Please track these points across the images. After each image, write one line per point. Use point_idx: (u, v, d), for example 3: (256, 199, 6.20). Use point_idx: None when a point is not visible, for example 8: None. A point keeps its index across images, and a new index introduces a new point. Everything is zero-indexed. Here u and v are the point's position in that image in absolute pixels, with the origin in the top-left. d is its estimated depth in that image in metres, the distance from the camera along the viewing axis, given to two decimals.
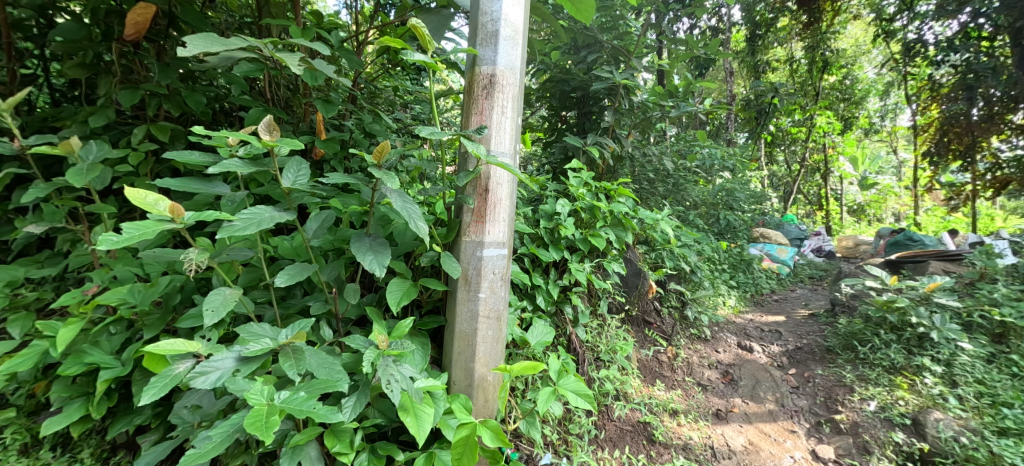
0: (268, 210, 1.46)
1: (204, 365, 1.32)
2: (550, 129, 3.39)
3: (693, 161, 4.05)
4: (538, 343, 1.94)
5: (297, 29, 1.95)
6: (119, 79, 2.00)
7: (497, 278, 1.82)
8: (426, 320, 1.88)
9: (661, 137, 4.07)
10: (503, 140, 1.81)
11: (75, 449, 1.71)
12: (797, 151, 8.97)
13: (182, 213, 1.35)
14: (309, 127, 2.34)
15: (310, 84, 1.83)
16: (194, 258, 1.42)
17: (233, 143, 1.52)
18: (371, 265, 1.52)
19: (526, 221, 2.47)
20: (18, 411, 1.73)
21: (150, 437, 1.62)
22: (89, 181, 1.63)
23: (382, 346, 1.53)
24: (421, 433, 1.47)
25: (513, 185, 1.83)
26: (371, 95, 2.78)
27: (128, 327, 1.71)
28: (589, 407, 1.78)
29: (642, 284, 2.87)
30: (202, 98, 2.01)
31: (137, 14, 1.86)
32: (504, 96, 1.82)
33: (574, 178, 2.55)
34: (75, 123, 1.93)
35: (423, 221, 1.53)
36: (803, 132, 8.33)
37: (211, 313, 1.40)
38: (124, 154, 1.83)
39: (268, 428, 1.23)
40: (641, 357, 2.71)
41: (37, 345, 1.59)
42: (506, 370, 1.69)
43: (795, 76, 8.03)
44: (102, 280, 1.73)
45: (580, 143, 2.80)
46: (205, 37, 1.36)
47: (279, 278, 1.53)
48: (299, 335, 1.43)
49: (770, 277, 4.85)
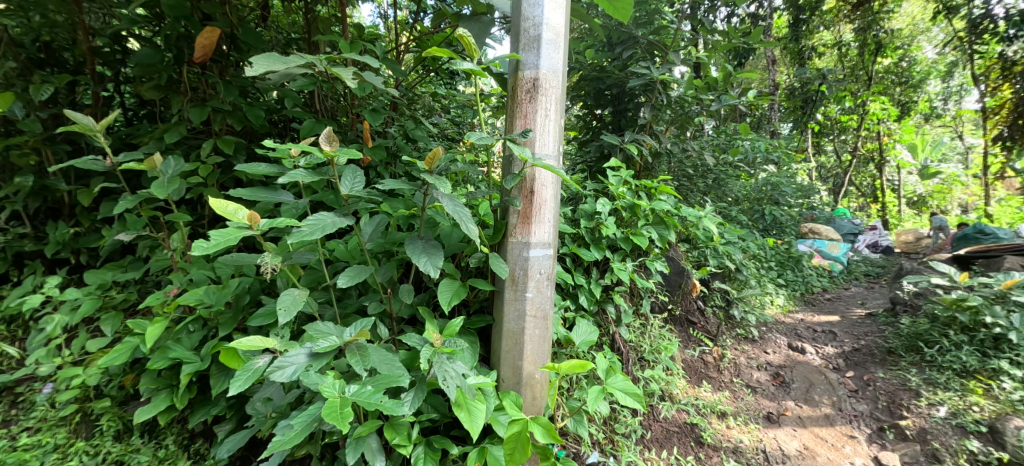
0: (330, 215, 1.60)
1: (282, 359, 1.46)
2: (585, 128, 3.31)
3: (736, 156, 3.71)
4: (583, 342, 2.01)
5: (345, 44, 2.03)
6: (188, 98, 2.10)
7: (543, 278, 1.94)
8: (474, 319, 1.99)
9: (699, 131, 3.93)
10: (547, 141, 1.92)
11: (161, 436, 1.87)
12: (848, 140, 8.48)
13: (258, 220, 1.49)
14: (356, 135, 2.38)
15: (359, 95, 1.92)
16: (268, 262, 1.57)
17: (295, 155, 1.66)
18: (425, 267, 1.66)
19: (567, 221, 2.48)
20: (112, 400, 1.90)
21: (226, 426, 1.76)
22: (169, 193, 1.79)
23: (436, 344, 1.67)
24: (475, 427, 1.62)
25: (557, 186, 1.96)
26: (411, 102, 2.79)
27: (205, 326, 1.87)
28: (637, 406, 1.83)
29: (685, 283, 2.75)
30: (261, 112, 2.11)
31: (205, 38, 1.96)
32: (547, 99, 1.92)
33: (613, 176, 2.51)
34: (152, 140, 2.07)
35: (473, 223, 1.67)
36: (853, 120, 7.86)
37: (284, 312, 1.52)
38: (196, 167, 1.96)
39: (343, 419, 1.36)
40: (686, 358, 2.66)
41: (129, 342, 1.78)
42: (554, 369, 1.78)
43: (844, 61, 7.54)
44: (181, 282, 1.89)
45: (616, 141, 2.68)
46: (268, 57, 1.48)
47: (341, 279, 1.66)
48: (362, 333, 1.56)
49: (822, 274, 4.63)
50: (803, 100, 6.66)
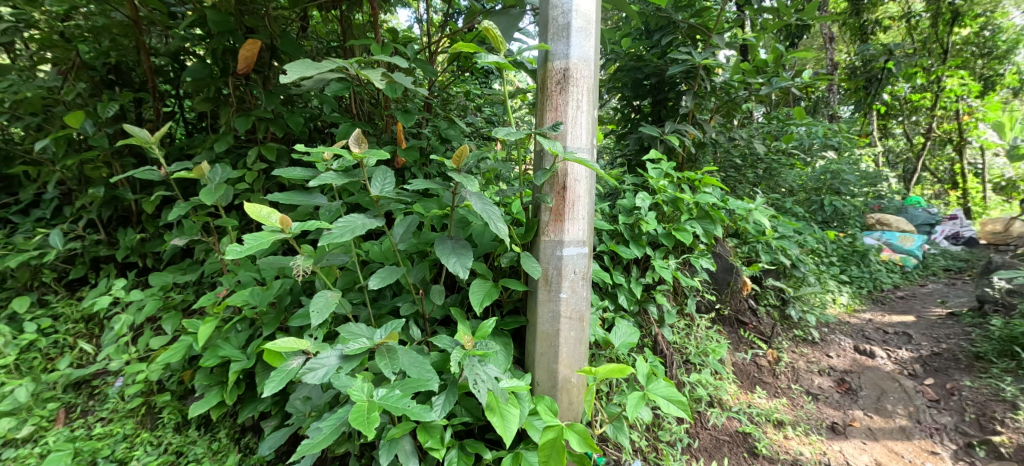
0: (360, 217, 1.63)
1: (314, 361, 1.49)
2: (623, 120, 3.17)
3: (789, 143, 3.24)
4: (623, 344, 1.92)
5: (377, 47, 2.05)
6: (235, 108, 2.21)
7: (578, 278, 1.88)
8: (508, 320, 1.96)
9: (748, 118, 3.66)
10: (579, 134, 1.86)
11: (215, 429, 1.97)
12: (920, 121, 7.70)
13: (290, 223, 1.54)
14: (391, 137, 2.41)
15: (391, 97, 1.94)
16: (301, 264, 1.61)
17: (328, 159, 1.71)
18: (454, 267, 1.64)
19: (605, 217, 2.39)
20: (172, 394, 2.03)
21: (271, 422, 1.83)
22: (217, 199, 1.89)
23: (467, 346, 1.66)
24: (508, 433, 1.59)
25: (590, 181, 1.89)
26: (445, 102, 2.81)
27: (252, 325, 1.95)
28: (682, 414, 1.74)
29: (734, 281, 2.57)
30: (301, 118, 2.19)
31: (246, 50, 2.05)
32: (578, 89, 1.86)
33: (653, 169, 2.39)
34: (204, 150, 2.20)
35: (502, 222, 1.65)
36: (926, 98, 7.11)
37: (316, 314, 1.56)
38: (242, 174, 2.07)
39: (370, 424, 1.37)
40: (736, 361, 2.48)
41: (184, 340, 1.89)
42: (591, 373, 1.72)
43: (915, 34, 6.82)
44: (229, 283, 1.99)
45: (656, 132, 2.54)
46: (301, 63, 1.52)
47: (373, 281, 1.68)
48: (391, 335, 1.57)
49: (892, 270, 4.22)
50: (865, 80, 5.66)
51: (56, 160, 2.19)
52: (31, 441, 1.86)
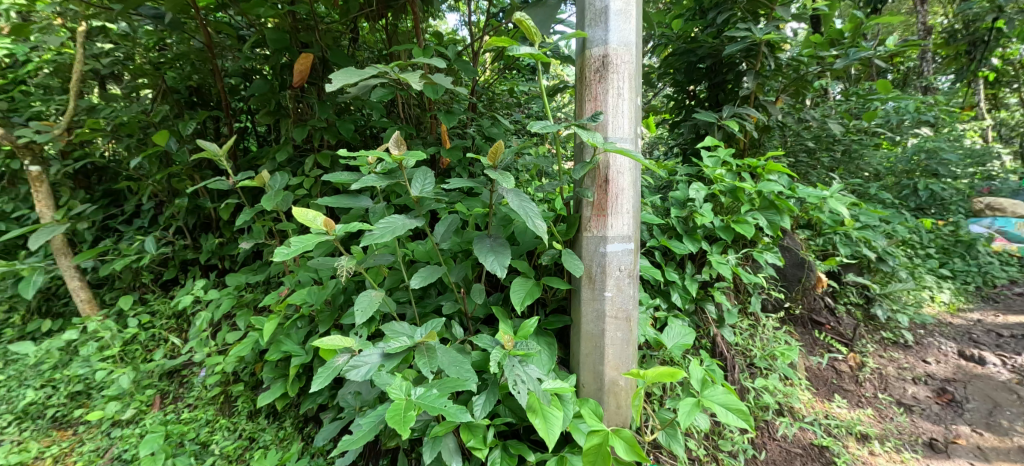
0: (400, 218, 1.66)
1: (357, 359, 1.54)
2: (677, 108, 3.00)
3: (871, 121, 2.85)
4: (676, 346, 1.80)
5: (418, 50, 2.09)
6: (293, 119, 2.36)
7: (623, 275, 1.79)
8: (552, 319, 1.91)
9: (822, 96, 3.30)
10: (621, 123, 1.77)
11: (281, 418, 2.11)
12: None
13: (335, 226, 1.61)
14: (436, 139, 2.46)
15: (432, 97, 1.95)
16: (346, 265, 1.68)
17: (371, 162, 1.76)
18: (492, 266, 1.63)
19: (656, 211, 2.26)
20: (246, 385, 2.21)
21: (328, 414, 1.93)
22: (276, 204, 2.01)
23: (508, 346, 1.63)
24: (550, 436, 1.55)
25: (634, 173, 1.79)
26: (490, 100, 2.85)
27: (310, 322, 2.07)
28: (743, 425, 1.60)
29: (807, 278, 2.32)
30: (351, 125, 2.29)
31: (300, 64, 2.19)
32: (619, 76, 1.77)
33: (709, 157, 2.22)
34: (269, 160, 2.37)
35: (541, 219, 1.59)
36: None
37: (361, 313, 1.61)
38: (300, 180, 2.20)
39: (406, 422, 1.39)
40: (810, 365, 2.25)
41: (252, 336, 2.05)
42: (641, 376, 1.61)
43: None
44: (291, 283, 2.12)
45: (713, 118, 2.38)
46: (346, 71, 1.53)
47: (414, 280, 1.71)
48: (431, 335, 1.59)
49: (1009, 262, 3.63)
50: (969, 43, 4.49)
51: (149, 175, 2.47)
52: (134, 422, 2.11)
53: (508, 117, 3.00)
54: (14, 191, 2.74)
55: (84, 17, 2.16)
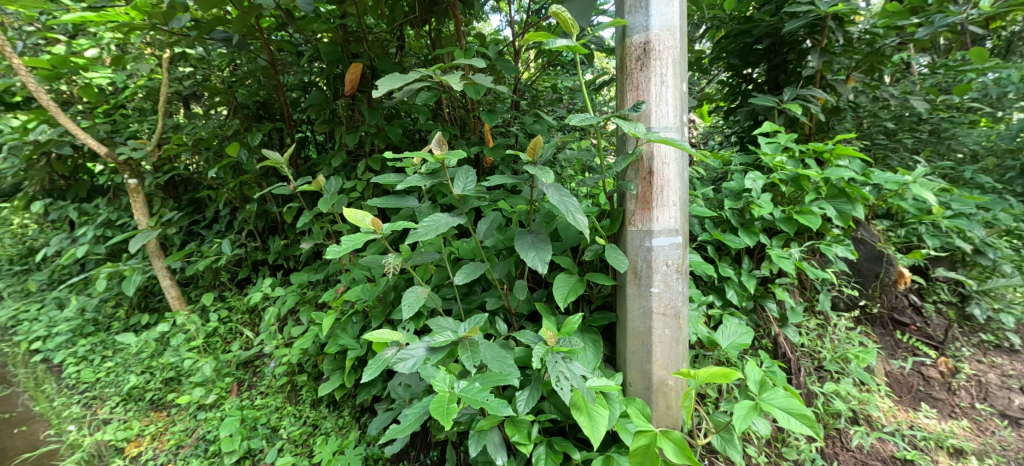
0: (444, 216, 1.68)
1: (404, 352, 1.57)
2: (732, 94, 2.84)
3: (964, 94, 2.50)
4: (731, 346, 1.70)
5: (460, 52, 2.12)
6: (346, 126, 2.50)
7: (671, 271, 1.71)
8: (597, 316, 1.86)
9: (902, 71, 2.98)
10: (665, 112, 1.69)
11: (340, 408, 2.24)
12: None
13: (382, 225, 1.68)
14: (479, 138, 2.49)
15: (475, 98, 1.96)
16: (393, 262, 1.73)
17: (416, 163, 1.80)
18: (533, 262, 1.62)
19: (709, 203, 2.14)
20: (309, 375, 2.36)
21: (382, 405, 2.02)
22: (332, 206, 2.13)
23: (550, 342, 1.60)
24: (595, 434, 1.52)
25: (681, 163, 1.70)
26: (534, 99, 2.88)
27: (365, 318, 2.18)
28: (808, 432, 1.45)
29: (887, 273, 2.09)
30: (399, 130, 2.38)
31: (351, 74, 2.31)
32: (662, 63, 1.70)
33: (767, 144, 2.07)
34: (327, 166, 2.52)
35: (582, 214, 1.54)
36: None
37: (407, 308, 1.65)
38: (353, 184, 2.32)
39: (449, 414, 1.41)
40: (889, 370, 2.03)
41: (313, 330, 2.18)
42: (691, 376, 1.51)
43: None
44: (346, 281, 2.24)
45: (772, 102, 2.23)
46: (391, 77, 1.58)
47: (458, 277, 1.74)
48: (474, 330, 1.60)
49: None
50: None
51: (225, 184, 2.72)
52: (215, 406, 2.33)
53: (553, 114, 2.99)
54: (119, 202, 3.22)
55: (168, 44, 2.42)
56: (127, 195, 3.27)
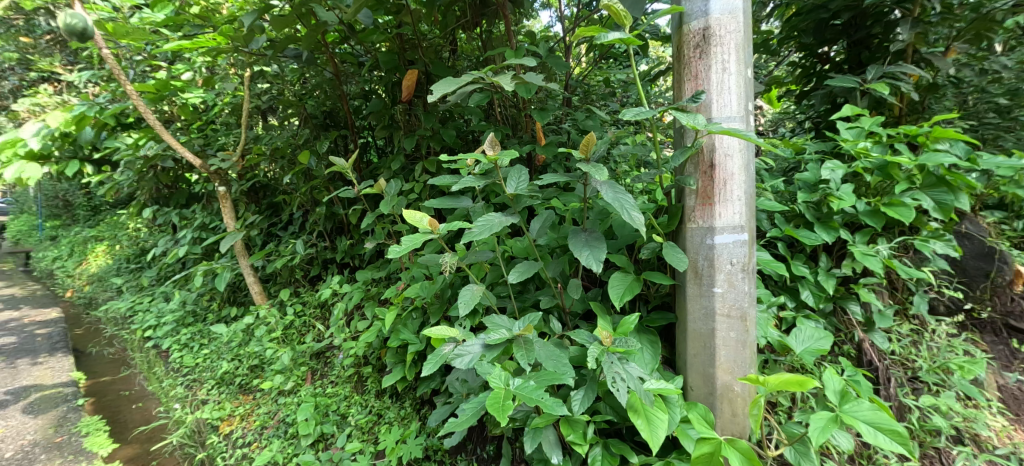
0: (498, 216, 1.66)
1: (461, 348, 1.56)
2: (805, 76, 2.63)
3: None
4: (807, 351, 1.55)
5: (511, 50, 2.13)
6: (403, 131, 2.59)
7: (736, 270, 1.59)
8: (655, 316, 1.79)
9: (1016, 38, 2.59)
10: (727, 101, 1.58)
11: (402, 399, 2.33)
12: None
13: (439, 226, 1.71)
14: (531, 136, 2.49)
15: (526, 97, 1.93)
16: (449, 261, 1.76)
17: (470, 163, 1.81)
18: (587, 261, 1.57)
19: (780, 197, 1.99)
20: (374, 367, 2.49)
21: (441, 398, 2.07)
22: (392, 207, 2.21)
23: (605, 342, 1.54)
24: (654, 439, 1.42)
25: (746, 155, 1.58)
26: (585, 93, 2.84)
27: (424, 314, 2.25)
28: (901, 451, 1.26)
29: (998, 272, 1.84)
30: (453, 132, 2.43)
31: (408, 81, 2.38)
32: (724, 49, 1.58)
33: (848, 129, 1.88)
34: (388, 169, 2.63)
35: (638, 211, 1.46)
36: None
37: (464, 305, 1.67)
38: (411, 186, 2.40)
39: (505, 411, 1.41)
40: (1002, 383, 1.77)
41: (376, 324, 2.29)
42: (760, 383, 1.38)
43: None
44: (406, 278, 2.33)
45: (854, 83, 2.03)
46: (444, 81, 1.61)
47: (512, 275, 1.73)
48: (528, 328, 1.59)
49: None
50: None
51: (299, 188, 2.93)
52: (292, 392, 2.52)
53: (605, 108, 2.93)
54: (211, 207, 3.58)
55: (248, 63, 2.64)
56: (218, 201, 3.63)
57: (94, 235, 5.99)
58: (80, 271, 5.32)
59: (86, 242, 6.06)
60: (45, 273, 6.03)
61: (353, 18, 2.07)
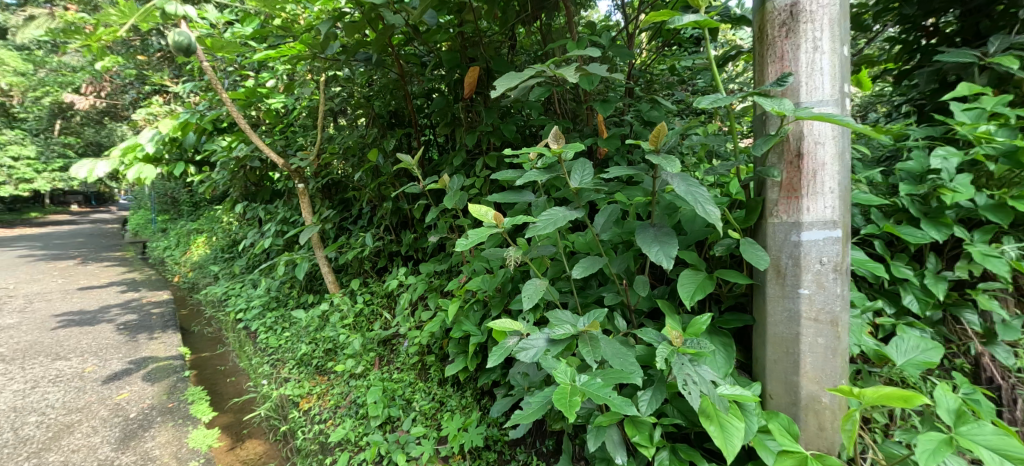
0: (562, 210, 1.61)
1: (525, 341, 1.53)
2: (905, 54, 2.34)
3: None
4: (911, 363, 1.38)
5: (573, 42, 2.08)
6: (465, 127, 2.62)
7: (827, 270, 1.44)
8: (728, 318, 1.66)
9: None
10: (819, 83, 1.42)
11: (463, 389, 2.37)
12: None
13: (504, 220, 1.69)
14: (593, 130, 2.43)
15: (588, 89, 1.86)
16: (513, 255, 1.75)
17: (533, 157, 1.78)
18: (657, 257, 1.48)
19: (876, 190, 1.78)
20: (437, 357, 2.55)
21: (501, 390, 2.09)
22: (455, 202, 2.23)
23: (675, 343, 1.46)
24: (730, 448, 1.32)
25: (840, 143, 1.43)
26: (649, 83, 2.72)
27: (485, 307, 2.26)
28: None
29: None
30: (513, 127, 2.42)
31: (469, 78, 2.38)
32: (814, 27, 1.43)
33: (964, 111, 1.64)
34: (450, 165, 2.68)
35: (713, 204, 1.36)
36: None
37: (528, 299, 1.64)
38: (473, 181, 2.42)
39: (573, 407, 1.36)
40: None
41: (439, 315, 2.33)
42: (856, 395, 1.24)
43: None
44: (468, 271, 2.36)
45: (971, 56, 1.78)
46: (508, 76, 1.60)
47: (575, 270, 1.68)
48: (594, 324, 1.53)
49: None
50: None
51: (367, 184, 3.06)
52: (361, 375, 2.65)
53: (670, 98, 2.80)
54: (291, 202, 3.85)
55: (323, 68, 2.80)
56: (297, 197, 3.89)
57: (195, 227, 6.67)
58: (184, 259, 5.96)
59: (190, 234, 6.77)
60: (158, 260, 6.81)
61: (419, 20, 2.09)
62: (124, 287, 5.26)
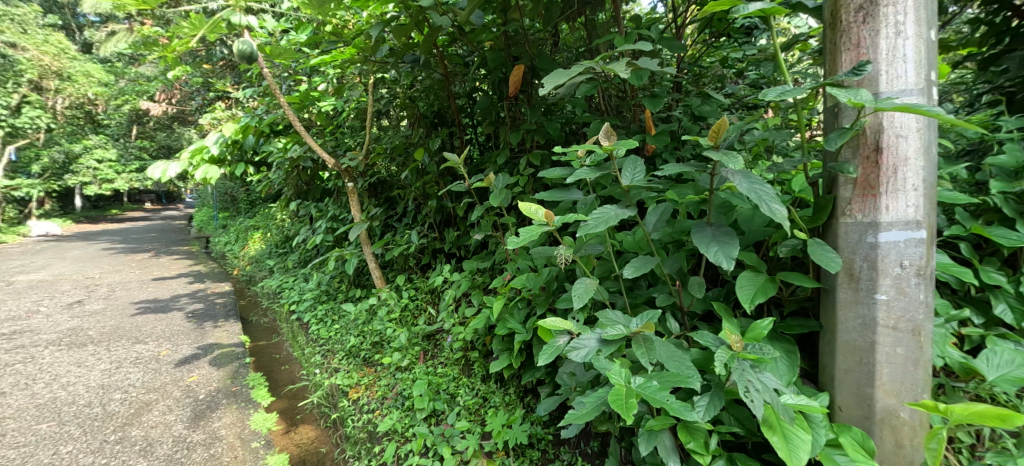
0: (613, 208, 1.58)
1: (577, 340, 1.51)
2: (990, 37, 2.13)
3: None
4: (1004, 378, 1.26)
5: (621, 36, 2.03)
6: (509, 126, 2.62)
7: (908, 274, 1.33)
8: (792, 323, 1.57)
9: None
10: (901, 72, 1.32)
11: (507, 385, 2.38)
12: None
13: (554, 217, 1.66)
14: (639, 126, 2.36)
15: (637, 84, 1.81)
16: (563, 254, 1.74)
17: (581, 155, 1.74)
18: (715, 257, 1.42)
19: (960, 188, 1.63)
20: (480, 353, 2.58)
21: (545, 389, 2.07)
22: (500, 200, 2.23)
23: (735, 347, 1.39)
24: (796, 460, 1.25)
25: (924, 137, 1.31)
26: (698, 76, 2.62)
27: (530, 305, 2.26)
28: None
29: None
30: (558, 125, 2.39)
31: (515, 76, 2.38)
32: (895, 11, 1.32)
33: None
34: (494, 163, 2.69)
35: (780, 203, 1.29)
36: None
37: (578, 298, 1.62)
38: (517, 179, 2.41)
39: (629, 409, 1.32)
40: None
41: (484, 312, 2.35)
42: (943, 411, 1.14)
43: None
44: (512, 269, 2.36)
45: None
46: (557, 73, 1.58)
47: (626, 270, 1.63)
48: (648, 325, 1.49)
49: None
50: None
51: (413, 183, 3.12)
52: (407, 368, 2.71)
53: (720, 92, 2.68)
54: (342, 200, 3.99)
55: (371, 70, 2.88)
56: (346, 195, 4.04)
57: (252, 224, 7.06)
58: (243, 254, 6.33)
59: (248, 230, 7.18)
60: (220, 255, 7.27)
61: (466, 20, 2.11)
62: (191, 279, 5.65)
